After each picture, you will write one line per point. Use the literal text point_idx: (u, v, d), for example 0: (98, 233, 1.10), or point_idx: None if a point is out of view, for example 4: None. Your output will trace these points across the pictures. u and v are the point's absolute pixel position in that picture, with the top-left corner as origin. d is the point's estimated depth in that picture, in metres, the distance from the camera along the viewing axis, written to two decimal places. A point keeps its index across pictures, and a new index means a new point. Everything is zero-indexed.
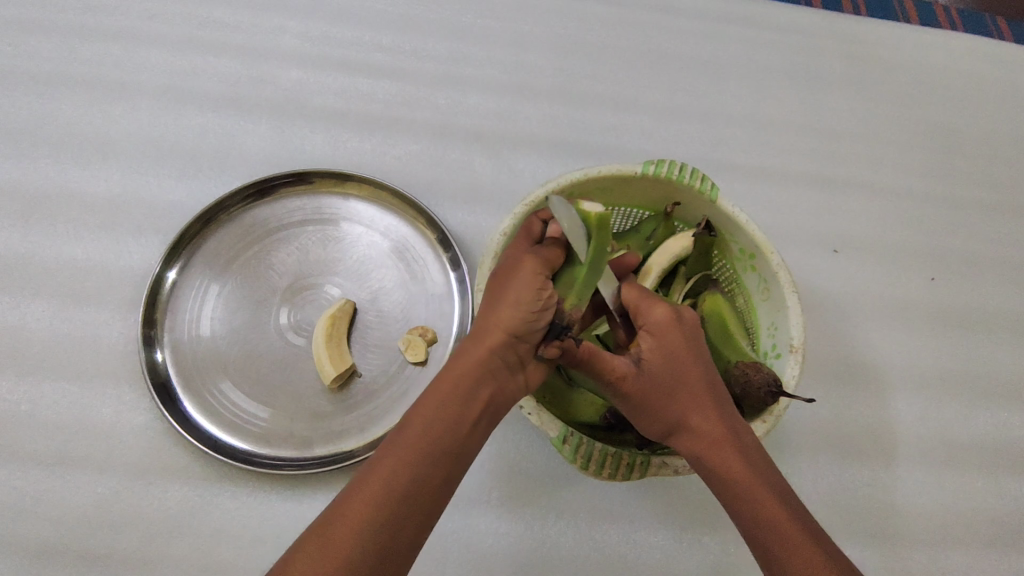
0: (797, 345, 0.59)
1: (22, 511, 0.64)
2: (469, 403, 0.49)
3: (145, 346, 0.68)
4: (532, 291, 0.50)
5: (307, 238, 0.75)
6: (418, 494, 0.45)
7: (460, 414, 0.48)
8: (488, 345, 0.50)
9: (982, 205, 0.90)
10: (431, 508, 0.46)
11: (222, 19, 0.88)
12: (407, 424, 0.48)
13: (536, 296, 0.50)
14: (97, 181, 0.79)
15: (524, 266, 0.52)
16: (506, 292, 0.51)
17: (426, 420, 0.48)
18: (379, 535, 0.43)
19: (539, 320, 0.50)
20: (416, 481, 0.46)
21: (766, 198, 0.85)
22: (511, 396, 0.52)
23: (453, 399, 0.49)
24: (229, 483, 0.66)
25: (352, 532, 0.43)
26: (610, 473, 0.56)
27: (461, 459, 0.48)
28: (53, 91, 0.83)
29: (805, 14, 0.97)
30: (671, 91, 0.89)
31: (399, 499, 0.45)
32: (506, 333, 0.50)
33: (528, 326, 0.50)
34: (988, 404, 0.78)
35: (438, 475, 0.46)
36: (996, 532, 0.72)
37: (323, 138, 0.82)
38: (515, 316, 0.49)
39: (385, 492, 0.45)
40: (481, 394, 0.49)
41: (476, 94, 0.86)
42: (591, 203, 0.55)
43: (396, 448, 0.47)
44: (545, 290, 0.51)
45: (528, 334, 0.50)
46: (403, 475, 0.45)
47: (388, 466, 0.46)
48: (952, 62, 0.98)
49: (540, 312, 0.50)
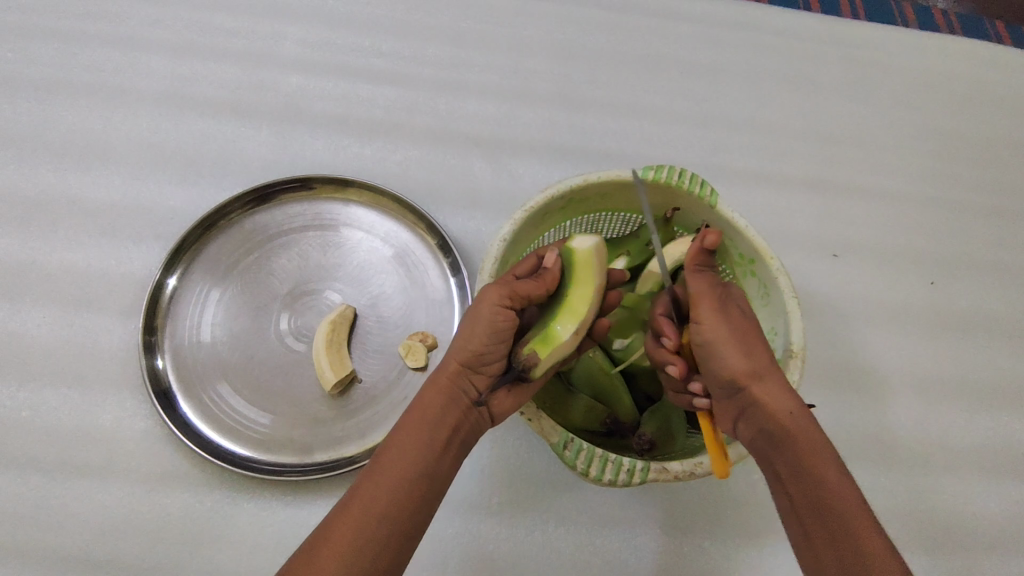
0: (797, 351, 0.58)
1: (23, 516, 0.64)
2: (438, 427, 0.49)
3: (146, 353, 0.68)
4: (483, 324, 0.50)
5: (307, 243, 0.76)
6: (396, 516, 0.45)
7: (430, 438, 0.48)
8: (447, 375, 0.51)
9: (985, 208, 0.90)
10: (413, 528, 0.45)
11: (223, 26, 0.88)
12: (382, 452, 0.48)
13: (487, 331, 0.50)
14: (97, 188, 0.80)
15: (486, 297, 0.51)
16: (463, 325, 0.52)
17: (397, 446, 0.48)
18: (362, 557, 0.43)
19: (492, 352, 0.52)
20: (396, 501, 0.45)
21: (766, 202, 0.85)
22: (479, 423, 0.52)
23: (418, 425, 0.49)
24: (228, 488, 0.66)
25: (335, 556, 0.42)
26: (609, 479, 0.54)
27: (438, 480, 0.48)
28: (55, 98, 0.84)
29: (804, 19, 0.97)
30: (670, 96, 0.90)
31: (380, 520, 0.44)
32: (461, 364, 0.51)
33: (480, 358, 0.51)
34: (991, 409, 0.78)
35: (415, 495, 0.46)
36: (998, 537, 0.72)
37: (324, 143, 0.83)
38: (467, 348, 0.51)
39: (365, 516, 0.44)
40: (447, 420, 0.50)
41: (476, 99, 0.86)
42: (580, 239, 0.55)
43: (374, 471, 0.46)
44: (504, 324, 0.51)
45: (482, 366, 0.52)
46: (382, 497, 0.45)
47: (367, 490, 0.45)
48: (954, 65, 0.98)
49: (490, 345, 0.51)
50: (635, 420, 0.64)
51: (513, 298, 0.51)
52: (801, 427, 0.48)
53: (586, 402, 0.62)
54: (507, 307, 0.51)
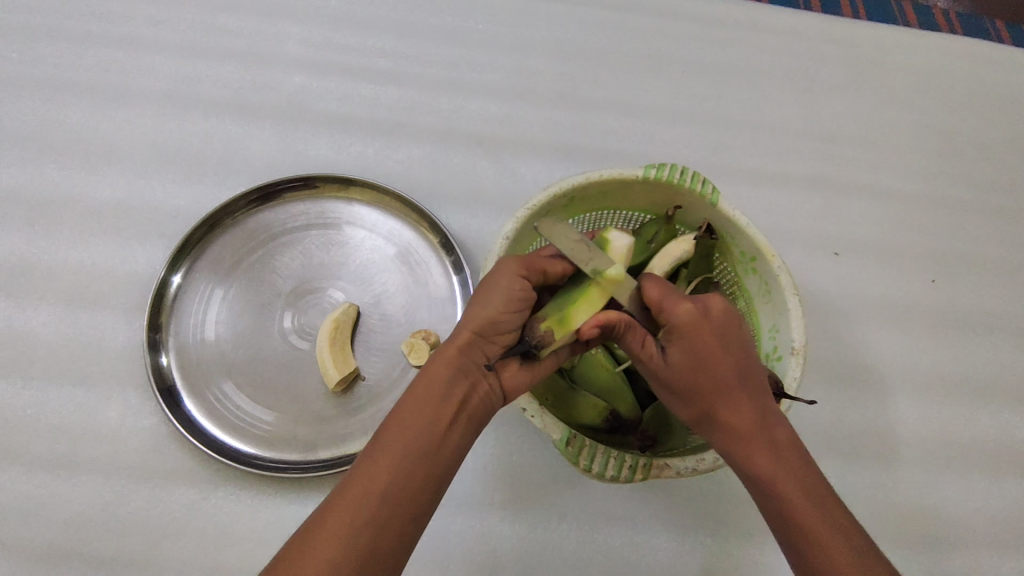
0: (799, 347, 0.59)
1: (27, 512, 0.64)
2: (443, 402, 0.49)
3: (151, 351, 0.68)
4: (500, 292, 0.51)
5: (311, 242, 0.76)
6: (396, 498, 0.45)
7: (433, 415, 0.48)
8: (457, 345, 0.50)
9: (986, 206, 0.90)
10: (414, 511, 0.45)
11: (227, 25, 0.89)
12: (382, 432, 0.48)
13: (505, 298, 0.51)
14: (102, 186, 0.80)
15: (507, 268, 0.52)
16: (480, 293, 0.52)
17: (399, 423, 0.47)
18: (358, 539, 0.43)
19: (507, 323, 0.51)
20: (395, 484, 0.45)
21: (766, 200, 0.85)
22: (489, 399, 0.51)
23: (425, 399, 0.48)
24: (232, 485, 0.66)
25: (332, 538, 0.42)
26: (611, 475, 0.55)
27: (441, 459, 0.47)
28: (60, 98, 0.84)
29: (804, 18, 0.98)
30: (672, 95, 0.90)
31: (378, 501, 0.44)
32: (474, 332, 0.51)
33: (494, 326, 0.51)
34: (991, 405, 0.79)
35: (416, 477, 0.46)
36: (997, 533, 0.73)
37: (326, 143, 0.83)
38: (483, 315, 0.51)
39: (362, 498, 0.44)
40: (453, 394, 0.49)
41: (478, 98, 0.87)
42: (617, 232, 0.55)
43: (373, 454, 0.46)
44: (520, 294, 0.51)
45: (495, 335, 0.51)
46: (379, 479, 0.45)
47: (364, 472, 0.45)
48: (955, 63, 0.98)
49: (507, 313, 0.51)
50: (638, 417, 0.63)
51: (531, 270, 0.53)
52: (754, 462, 0.49)
53: (592, 400, 0.62)
54: (525, 278, 0.52)
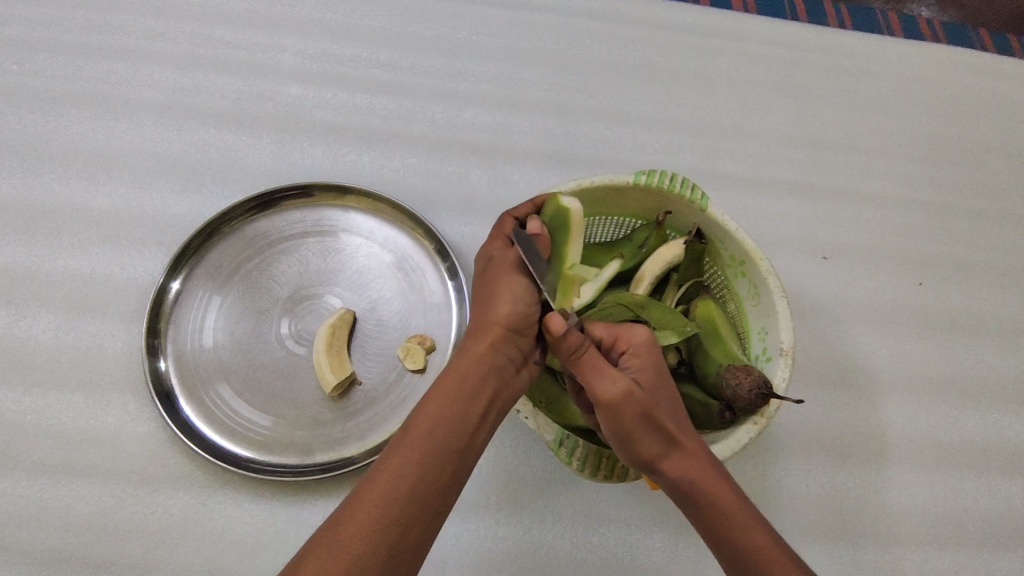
0: (787, 348, 0.60)
1: (26, 517, 0.65)
2: (475, 399, 0.50)
3: (149, 356, 0.69)
4: (524, 288, 0.54)
5: (308, 249, 0.77)
6: (426, 494, 0.46)
7: (464, 411, 0.49)
8: (488, 342, 0.52)
9: (972, 211, 0.92)
10: (439, 508, 0.46)
11: (224, 38, 0.90)
12: (411, 426, 0.48)
13: (530, 295, 0.54)
14: (100, 196, 0.81)
15: (515, 262, 0.55)
16: (502, 289, 0.54)
17: (429, 419, 0.48)
18: (388, 535, 0.44)
19: (532, 316, 0.54)
20: (424, 480, 0.46)
21: (755, 205, 0.87)
22: (514, 394, 0.53)
23: (458, 395, 0.50)
24: (230, 489, 0.67)
25: (361, 534, 0.43)
26: (604, 475, 0.58)
27: (470, 455, 0.49)
28: (59, 110, 0.86)
29: (791, 27, 1.00)
30: (661, 103, 0.92)
31: (408, 498, 0.45)
32: (504, 328, 0.53)
33: (522, 322, 0.54)
34: (978, 406, 0.80)
35: (446, 472, 0.47)
36: (985, 532, 0.74)
37: (322, 152, 0.84)
38: (512, 312, 0.53)
39: (392, 493, 0.45)
40: (485, 389, 0.51)
41: (472, 107, 0.89)
42: (568, 198, 0.57)
43: (402, 451, 0.47)
44: (537, 287, 0.54)
45: (524, 329, 0.54)
46: (409, 475, 0.46)
47: (395, 467, 0.46)
48: (939, 71, 1.00)
49: (533, 309, 0.54)
50: None
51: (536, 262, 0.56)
52: (718, 487, 0.49)
53: None
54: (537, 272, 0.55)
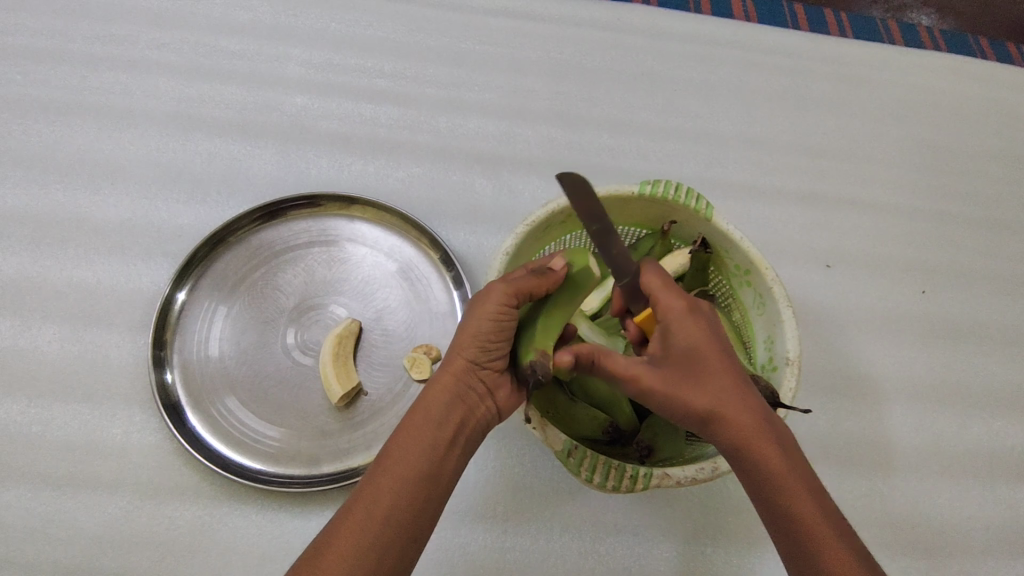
0: (793, 358, 0.60)
1: (32, 529, 0.65)
2: (441, 427, 0.50)
3: (156, 367, 0.69)
4: (489, 321, 0.51)
5: (313, 259, 0.77)
6: (400, 520, 0.46)
7: (433, 439, 0.49)
8: (451, 372, 0.52)
9: (974, 218, 0.92)
10: (415, 534, 0.46)
11: (229, 48, 0.91)
12: (385, 453, 0.48)
13: (495, 327, 0.51)
14: (106, 207, 0.81)
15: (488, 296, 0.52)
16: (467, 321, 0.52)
17: (401, 447, 0.48)
18: (365, 561, 0.44)
19: (496, 347, 0.52)
20: (398, 507, 0.46)
21: (758, 214, 0.87)
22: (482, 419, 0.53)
23: (427, 423, 0.49)
24: (236, 500, 0.67)
25: (339, 562, 0.44)
26: (612, 485, 0.56)
27: (444, 481, 0.49)
28: (64, 120, 0.86)
29: (792, 36, 1.00)
30: (664, 112, 0.92)
31: (382, 524, 0.45)
32: (466, 360, 0.52)
33: (486, 353, 0.52)
34: (982, 413, 0.80)
35: (421, 497, 0.47)
36: (991, 540, 0.74)
37: (327, 161, 0.85)
38: (474, 344, 0.51)
39: (366, 521, 0.45)
40: (451, 418, 0.50)
41: (476, 117, 0.89)
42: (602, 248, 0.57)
43: (375, 478, 0.47)
44: (505, 318, 0.52)
45: (487, 361, 0.52)
46: (384, 502, 0.46)
47: (370, 494, 0.46)
48: (941, 79, 1.01)
49: (497, 342, 0.52)
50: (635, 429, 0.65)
51: (512, 296, 0.52)
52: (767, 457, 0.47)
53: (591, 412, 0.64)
54: (510, 307, 0.52)
